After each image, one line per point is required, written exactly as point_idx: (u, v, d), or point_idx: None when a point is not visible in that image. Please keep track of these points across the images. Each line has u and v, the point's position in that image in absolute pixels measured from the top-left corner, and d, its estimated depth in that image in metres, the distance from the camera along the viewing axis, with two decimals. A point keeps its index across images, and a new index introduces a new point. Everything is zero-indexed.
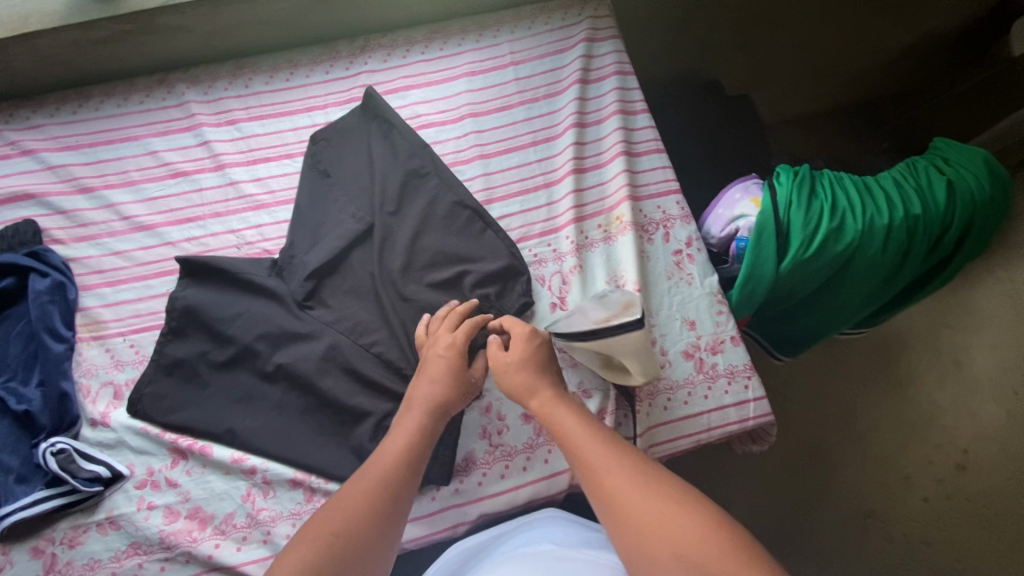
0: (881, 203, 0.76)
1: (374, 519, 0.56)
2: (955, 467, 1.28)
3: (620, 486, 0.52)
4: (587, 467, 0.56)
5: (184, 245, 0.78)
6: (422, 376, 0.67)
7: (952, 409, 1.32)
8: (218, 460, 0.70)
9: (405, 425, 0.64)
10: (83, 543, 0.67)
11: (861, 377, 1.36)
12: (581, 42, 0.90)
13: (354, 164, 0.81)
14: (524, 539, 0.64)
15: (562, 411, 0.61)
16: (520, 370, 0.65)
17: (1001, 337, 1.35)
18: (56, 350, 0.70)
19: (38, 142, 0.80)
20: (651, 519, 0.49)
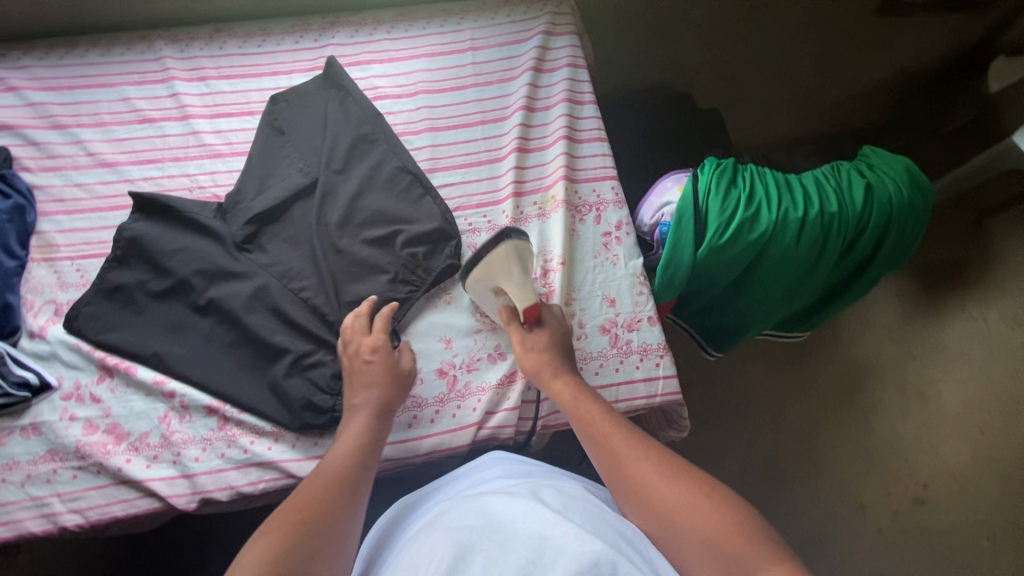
0: (798, 197, 0.80)
1: (341, 498, 0.57)
2: (913, 500, 1.25)
3: (630, 461, 0.59)
4: (595, 444, 0.62)
5: (141, 183, 0.83)
6: (354, 386, 0.69)
7: (914, 441, 1.30)
8: (141, 380, 0.74)
9: (354, 424, 0.65)
10: (5, 445, 0.71)
11: (814, 394, 1.37)
12: (539, 34, 0.96)
13: (308, 124, 0.86)
14: (455, 491, 0.67)
15: (571, 393, 0.67)
16: (535, 350, 0.71)
17: (971, 374, 1.32)
18: (7, 265, 0.76)
19: (23, 80, 0.87)
20: (660, 491, 0.56)
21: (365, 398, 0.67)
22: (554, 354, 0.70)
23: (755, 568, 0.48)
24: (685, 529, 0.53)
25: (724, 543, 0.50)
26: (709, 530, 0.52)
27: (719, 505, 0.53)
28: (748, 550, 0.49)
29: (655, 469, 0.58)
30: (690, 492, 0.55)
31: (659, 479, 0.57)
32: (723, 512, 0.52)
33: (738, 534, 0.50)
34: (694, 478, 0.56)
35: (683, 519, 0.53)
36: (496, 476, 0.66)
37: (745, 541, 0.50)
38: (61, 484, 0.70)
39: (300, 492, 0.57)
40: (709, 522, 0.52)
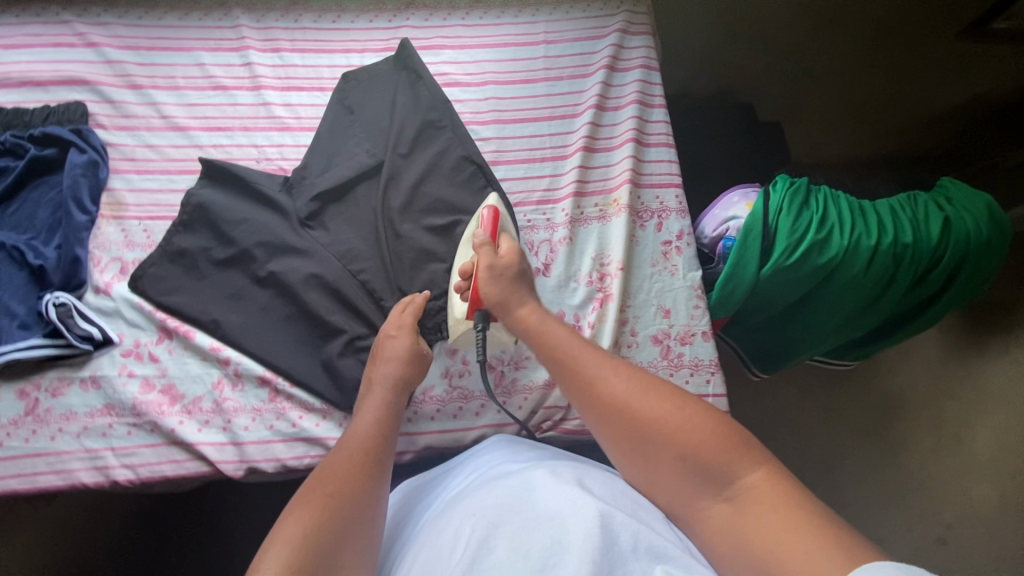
0: (872, 224, 0.77)
1: (363, 474, 0.58)
2: (933, 539, 1.20)
3: (604, 379, 0.58)
4: (564, 367, 0.61)
5: (210, 150, 0.84)
6: (377, 363, 0.70)
7: (943, 480, 1.24)
8: (198, 345, 0.75)
9: (371, 402, 0.66)
10: (64, 395, 0.73)
11: (843, 422, 1.33)
12: (614, 32, 0.95)
13: (377, 105, 0.86)
14: (472, 465, 0.66)
15: (536, 318, 0.67)
16: (496, 280, 0.70)
17: (1008, 418, 1.25)
18: (78, 220, 0.77)
19: (102, 37, 0.88)
20: (635, 408, 0.55)
21: (386, 372, 0.68)
22: (520, 283, 0.71)
23: (736, 469, 0.49)
24: (664, 443, 0.52)
25: (702, 450, 0.50)
26: (687, 439, 0.51)
27: (697, 416, 0.53)
28: (728, 455, 0.50)
29: (627, 387, 0.57)
30: (667, 405, 0.54)
31: (633, 396, 0.56)
32: (703, 422, 0.52)
33: (718, 438, 0.51)
34: (668, 392, 0.56)
35: (660, 434, 0.53)
36: (510, 451, 0.66)
37: (724, 444, 0.50)
38: (116, 439, 0.72)
39: (324, 469, 0.57)
40: (687, 434, 0.52)
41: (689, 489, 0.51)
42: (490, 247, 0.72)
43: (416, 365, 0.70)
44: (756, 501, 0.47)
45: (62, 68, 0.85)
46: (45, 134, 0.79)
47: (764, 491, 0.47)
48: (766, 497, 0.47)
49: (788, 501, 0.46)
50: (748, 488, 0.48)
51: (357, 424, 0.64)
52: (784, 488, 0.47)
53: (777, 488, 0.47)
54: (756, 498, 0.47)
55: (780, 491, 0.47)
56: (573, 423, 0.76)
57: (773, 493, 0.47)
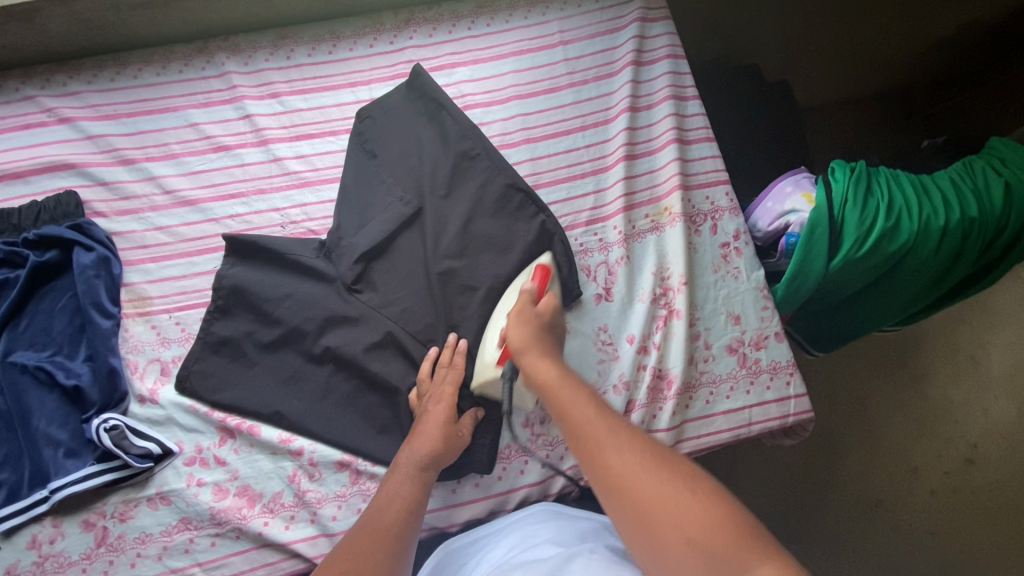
0: (937, 202, 0.76)
1: (386, 553, 0.54)
2: (963, 461, 1.21)
3: (614, 447, 0.50)
4: (571, 429, 0.53)
5: (228, 222, 0.77)
6: (408, 440, 0.67)
7: (964, 404, 1.24)
8: (266, 440, 0.70)
9: (395, 476, 0.62)
10: (134, 517, 0.68)
11: (872, 365, 1.28)
12: (634, 22, 0.87)
13: (401, 144, 0.79)
14: (513, 543, 0.62)
15: (550, 374, 0.59)
16: (528, 324, 0.65)
17: (1016, 336, 1.27)
18: (103, 326, 0.70)
19: (75, 109, 0.77)
20: (640, 487, 0.46)
21: (416, 450, 0.64)
22: (546, 339, 0.65)
23: (753, 564, 0.38)
24: (667, 527, 0.43)
25: (714, 543, 0.40)
26: (691, 527, 0.42)
27: (711, 507, 0.43)
28: (741, 551, 0.39)
29: (636, 460, 0.48)
30: (674, 487, 0.45)
31: (640, 471, 0.47)
32: (714, 515, 0.42)
33: (731, 531, 0.41)
34: (680, 474, 0.47)
35: (663, 521, 0.43)
36: (548, 531, 0.62)
37: (740, 539, 0.40)
38: (201, 552, 0.67)
39: (344, 548, 0.55)
40: (697, 523, 0.42)
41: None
42: (530, 295, 0.69)
43: (448, 441, 0.66)
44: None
45: (39, 152, 0.76)
46: (41, 236, 0.71)
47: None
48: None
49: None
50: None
51: (379, 498, 0.61)
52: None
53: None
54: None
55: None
56: None
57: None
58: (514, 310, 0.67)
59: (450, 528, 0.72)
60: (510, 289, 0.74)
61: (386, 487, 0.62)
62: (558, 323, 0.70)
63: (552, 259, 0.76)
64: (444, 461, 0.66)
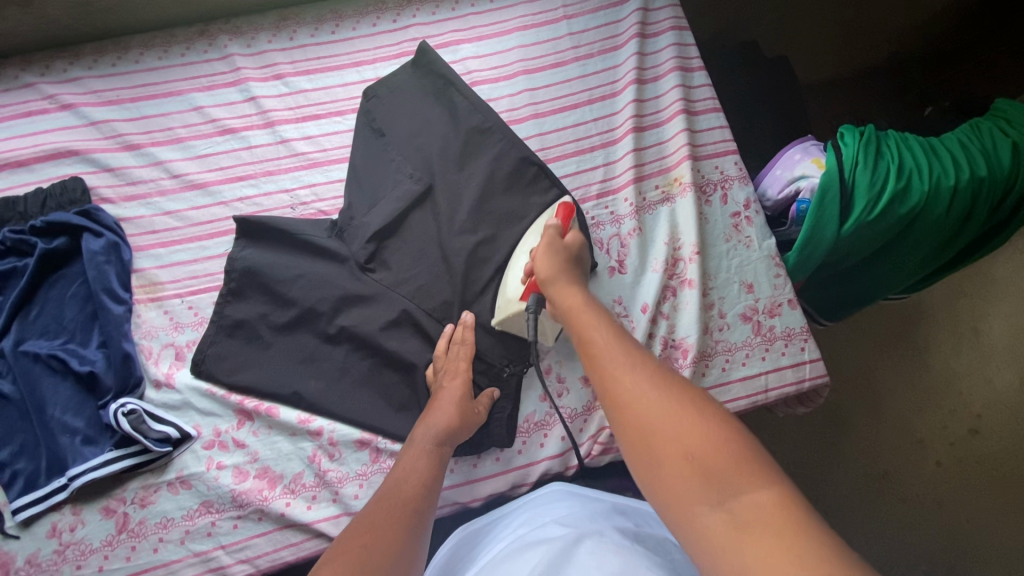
0: (947, 163, 0.76)
1: (404, 522, 0.53)
2: (967, 432, 1.21)
3: (628, 369, 0.49)
4: (588, 350, 0.53)
5: (237, 204, 0.76)
6: (422, 415, 0.66)
7: (967, 374, 1.25)
8: (285, 421, 0.70)
9: (412, 452, 0.61)
10: (154, 502, 0.67)
11: (874, 337, 1.29)
12: None
13: (410, 121, 0.78)
14: (525, 523, 0.61)
15: (571, 301, 0.59)
16: (555, 255, 0.64)
17: (1018, 305, 1.28)
18: (116, 312, 0.69)
19: (77, 95, 0.76)
20: (648, 407, 0.45)
21: (431, 424, 0.64)
22: (571, 270, 0.64)
23: (742, 484, 0.38)
24: (665, 443, 0.43)
25: (711, 462, 0.40)
26: (692, 443, 0.42)
27: (717, 430, 0.42)
28: (735, 472, 0.39)
29: (648, 383, 0.47)
30: (683, 410, 0.44)
31: (647, 393, 0.46)
32: (716, 436, 0.42)
33: (730, 457, 0.40)
34: (692, 399, 0.45)
35: (665, 438, 0.43)
36: (560, 511, 0.61)
37: (739, 462, 0.40)
38: (223, 535, 0.67)
39: (361, 521, 0.53)
40: (698, 441, 0.42)
41: (683, 494, 0.40)
42: (557, 232, 0.68)
43: (463, 415, 0.65)
44: (757, 520, 0.36)
45: (43, 139, 0.74)
46: (49, 223, 0.70)
47: (769, 511, 0.36)
48: (772, 515, 0.36)
49: (796, 530, 0.34)
50: (749, 505, 0.37)
51: (393, 477, 0.59)
52: (797, 516, 0.36)
53: (784, 513, 0.36)
54: (757, 515, 0.36)
55: (792, 516, 0.36)
56: None
57: (776, 516, 0.36)
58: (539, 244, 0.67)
59: (471, 504, 0.72)
60: (534, 229, 0.73)
61: (401, 465, 0.61)
62: (583, 259, 0.69)
63: (573, 203, 0.75)
64: (458, 438, 0.65)
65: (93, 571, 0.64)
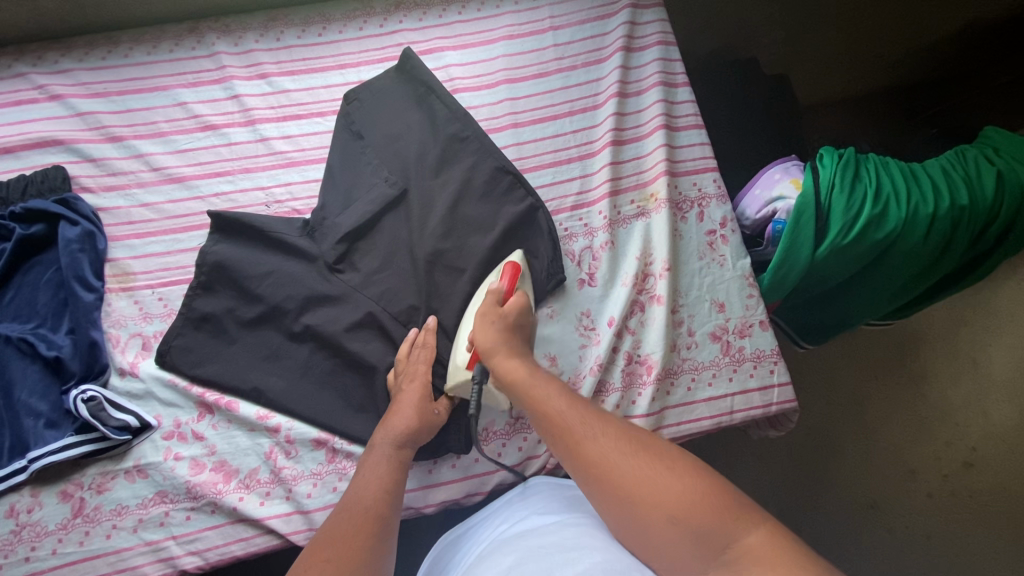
0: (926, 191, 0.75)
1: (367, 532, 0.52)
2: (961, 465, 1.16)
3: (589, 437, 0.50)
4: (548, 429, 0.53)
5: (213, 199, 0.77)
6: (383, 420, 0.65)
7: (964, 406, 1.20)
8: (244, 416, 0.71)
9: (373, 457, 0.61)
10: (111, 489, 0.68)
11: (866, 362, 1.26)
12: (625, 8, 0.87)
13: (389, 125, 0.79)
14: (500, 518, 0.60)
15: (522, 372, 0.58)
16: (492, 327, 0.64)
17: (1019, 337, 1.24)
18: (86, 300, 0.70)
19: (66, 87, 0.78)
20: (625, 473, 0.46)
21: (390, 428, 0.63)
22: (515, 338, 0.64)
23: (732, 531, 0.41)
24: (650, 508, 0.44)
25: (697, 516, 0.42)
26: (673, 503, 0.43)
27: (689, 478, 0.45)
28: (722, 517, 0.42)
29: (614, 446, 0.49)
30: (654, 468, 0.46)
31: (617, 456, 0.48)
32: (693, 485, 0.44)
33: (712, 505, 0.42)
34: (658, 454, 0.48)
35: (649, 501, 0.44)
36: (531, 502, 0.61)
37: (722, 505, 0.42)
38: (175, 526, 0.67)
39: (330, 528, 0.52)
40: (686, 504, 0.43)
41: (686, 555, 0.42)
42: (497, 297, 0.67)
43: (422, 418, 0.65)
44: (751, 564, 0.38)
45: (29, 128, 0.77)
46: (28, 210, 0.72)
47: (762, 554, 0.39)
48: (762, 559, 0.38)
49: (793, 566, 0.37)
50: (744, 551, 0.39)
51: (355, 486, 0.58)
52: (787, 549, 0.39)
53: (772, 549, 0.39)
54: (754, 558, 0.38)
55: (780, 551, 0.38)
56: None
57: (769, 551, 0.39)
58: (478, 314, 0.66)
59: (425, 510, 0.72)
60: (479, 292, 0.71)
61: (363, 472, 0.59)
62: (527, 323, 0.67)
63: (524, 258, 0.74)
64: (419, 440, 0.65)
65: (45, 554, 0.65)
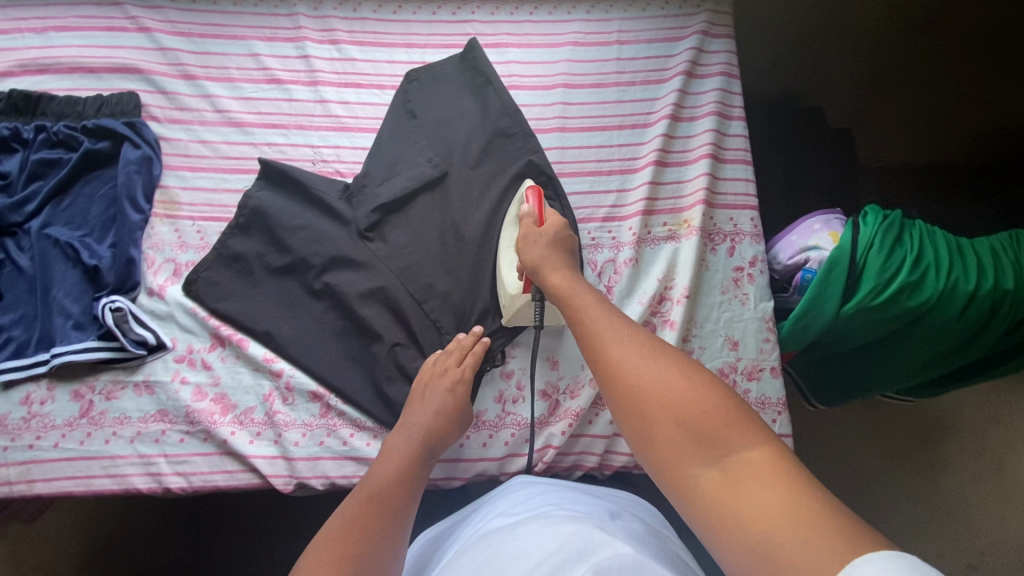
0: (970, 268, 0.72)
1: (387, 527, 0.53)
2: (965, 567, 1.10)
3: (615, 341, 0.50)
4: (579, 328, 0.53)
5: (265, 148, 0.81)
6: (416, 409, 0.66)
7: (978, 505, 1.14)
8: (251, 355, 0.73)
9: (398, 450, 0.62)
10: (118, 398, 0.72)
11: (885, 438, 1.19)
12: (695, 34, 0.87)
13: (442, 110, 0.81)
14: (481, 512, 0.61)
15: (564, 281, 0.60)
16: (536, 245, 0.65)
17: None
18: (133, 219, 0.75)
19: (155, 22, 0.84)
20: (642, 374, 0.46)
21: (423, 421, 0.64)
22: (560, 251, 0.65)
23: (737, 445, 0.41)
24: (656, 410, 0.44)
25: (705, 425, 0.42)
26: (685, 412, 0.43)
27: (703, 389, 0.44)
28: (730, 432, 0.41)
29: (638, 351, 0.48)
30: (672, 374, 0.45)
31: (637, 361, 0.47)
32: (704, 397, 0.44)
33: (723, 417, 0.42)
34: (679, 364, 0.47)
35: (657, 408, 0.44)
36: (513, 497, 0.61)
37: (734, 421, 0.42)
38: (169, 446, 0.71)
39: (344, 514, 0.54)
40: (697, 413, 0.43)
41: (680, 457, 0.42)
42: (535, 220, 0.69)
43: (455, 417, 0.66)
44: (748, 477, 0.39)
45: (114, 54, 0.82)
46: (98, 127, 0.77)
47: (760, 472, 0.39)
48: (760, 479, 0.38)
49: (788, 485, 0.37)
50: (742, 464, 0.40)
51: (377, 477, 0.59)
52: (786, 471, 0.38)
53: (771, 468, 0.39)
54: (752, 474, 0.39)
55: (778, 472, 0.38)
56: (623, 456, 0.74)
57: (769, 471, 0.39)
58: (519, 238, 0.69)
59: None
60: (516, 220, 0.74)
61: (382, 463, 0.61)
62: (570, 239, 0.68)
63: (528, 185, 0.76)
64: (446, 439, 0.66)
65: (48, 445, 0.69)
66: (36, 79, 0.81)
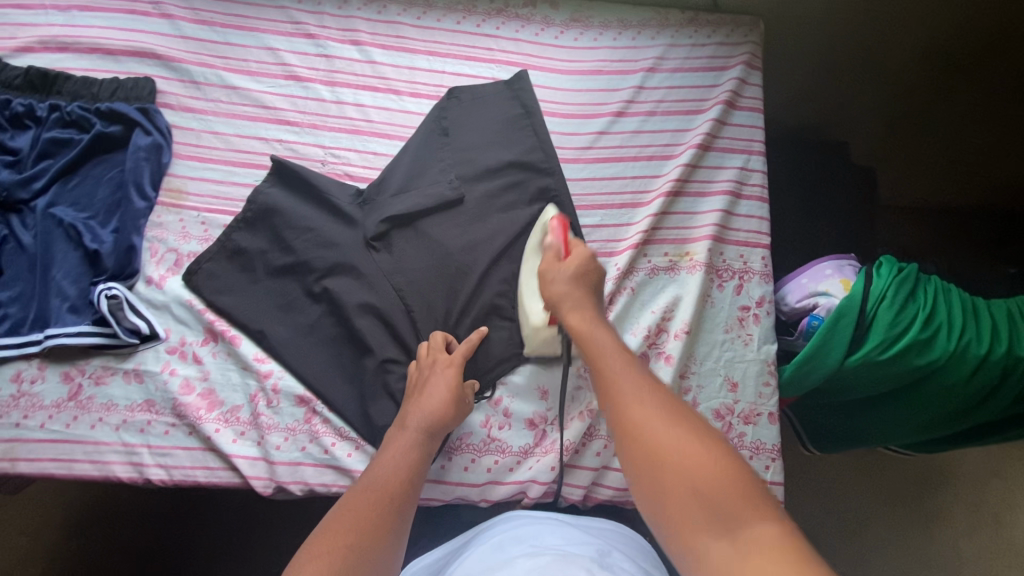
0: (982, 330, 0.70)
1: (389, 526, 0.52)
2: None
3: (634, 398, 0.51)
4: (603, 379, 0.55)
5: (275, 145, 0.81)
6: (416, 402, 0.65)
7: (971, 560, 1.11)
8: (242, 354, 0.73)
9: (400, 441, 0.61)
10: (107, 384, 0.71)
11: (880, 483, 1.16)
12: (740, 65, 0.85)
13: (475, 132, 0.80)
14: (472, 550, 0.60)
15: (585, 324, 0.61)
16: (562, 280, 0.65)
17: None
18: (137, 206, 0.75)
19: (178, 9, 0.84)
20: (658, 431, 0.48)
21: (424, 411, 0.63)
22: (583, 289, 0.65)
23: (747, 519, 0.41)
24: (668, 475, 0.45)
25: (715, 492, 0.43)
26: (698, 477, 0.44)
27: (719, 458, 0.45)
28: (744, 506, 0.42)
29: (654, 412, 0.49)
30: (689, 438, 0.47)
31: (654, 419, 0.49)
32: (721, 470, 0.44)
33: (735, 492, 0.43)
34: (697, 429, 0.48)
35: (671, 469, 0.45)
36: (502, 530, 0.63)
37: (741, 497, 0.42)
38: (153, 437, 0.70)
39: (344, 508, 0.53)
40: (707, 480, 0.44)
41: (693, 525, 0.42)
42: (557, 253, 0.69)
43: (456, 402, 0.65)
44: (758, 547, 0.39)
45: (135, 37, 0.82)
46: (112, 110, 0.77)
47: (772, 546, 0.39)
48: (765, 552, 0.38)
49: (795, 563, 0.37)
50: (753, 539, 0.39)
51: (381, 470, 0.58)
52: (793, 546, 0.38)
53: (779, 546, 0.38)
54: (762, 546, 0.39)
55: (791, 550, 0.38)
56: (609, 490, 0.73)
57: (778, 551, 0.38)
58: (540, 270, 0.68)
59: None
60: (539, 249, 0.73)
61: (385, 456, 0.60)
62: (595, 268, 0.68)
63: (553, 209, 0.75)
64: (447, 428, 0.65)
65: (34, 425, 0.69)
66: (54, 57, 0.81)
